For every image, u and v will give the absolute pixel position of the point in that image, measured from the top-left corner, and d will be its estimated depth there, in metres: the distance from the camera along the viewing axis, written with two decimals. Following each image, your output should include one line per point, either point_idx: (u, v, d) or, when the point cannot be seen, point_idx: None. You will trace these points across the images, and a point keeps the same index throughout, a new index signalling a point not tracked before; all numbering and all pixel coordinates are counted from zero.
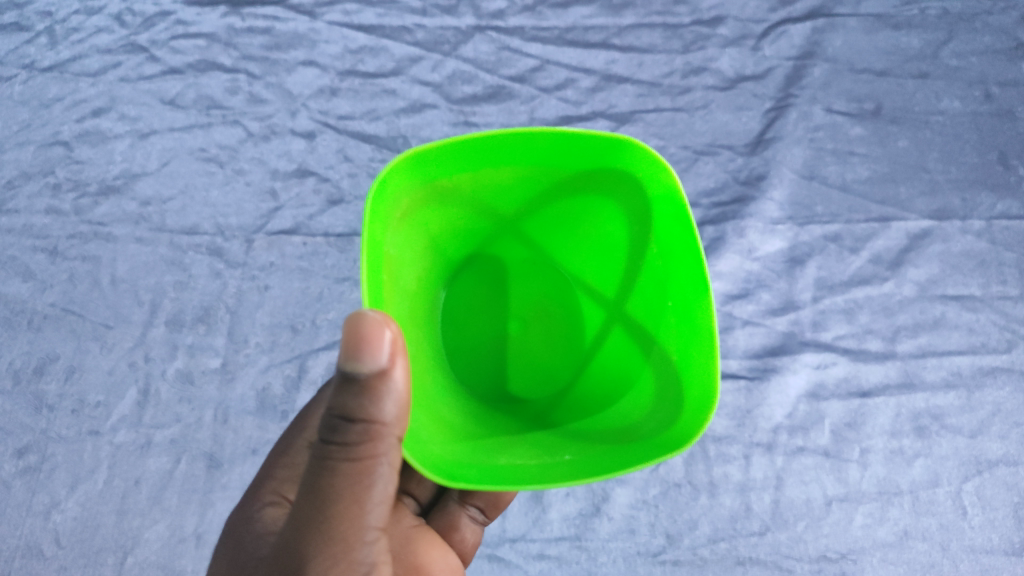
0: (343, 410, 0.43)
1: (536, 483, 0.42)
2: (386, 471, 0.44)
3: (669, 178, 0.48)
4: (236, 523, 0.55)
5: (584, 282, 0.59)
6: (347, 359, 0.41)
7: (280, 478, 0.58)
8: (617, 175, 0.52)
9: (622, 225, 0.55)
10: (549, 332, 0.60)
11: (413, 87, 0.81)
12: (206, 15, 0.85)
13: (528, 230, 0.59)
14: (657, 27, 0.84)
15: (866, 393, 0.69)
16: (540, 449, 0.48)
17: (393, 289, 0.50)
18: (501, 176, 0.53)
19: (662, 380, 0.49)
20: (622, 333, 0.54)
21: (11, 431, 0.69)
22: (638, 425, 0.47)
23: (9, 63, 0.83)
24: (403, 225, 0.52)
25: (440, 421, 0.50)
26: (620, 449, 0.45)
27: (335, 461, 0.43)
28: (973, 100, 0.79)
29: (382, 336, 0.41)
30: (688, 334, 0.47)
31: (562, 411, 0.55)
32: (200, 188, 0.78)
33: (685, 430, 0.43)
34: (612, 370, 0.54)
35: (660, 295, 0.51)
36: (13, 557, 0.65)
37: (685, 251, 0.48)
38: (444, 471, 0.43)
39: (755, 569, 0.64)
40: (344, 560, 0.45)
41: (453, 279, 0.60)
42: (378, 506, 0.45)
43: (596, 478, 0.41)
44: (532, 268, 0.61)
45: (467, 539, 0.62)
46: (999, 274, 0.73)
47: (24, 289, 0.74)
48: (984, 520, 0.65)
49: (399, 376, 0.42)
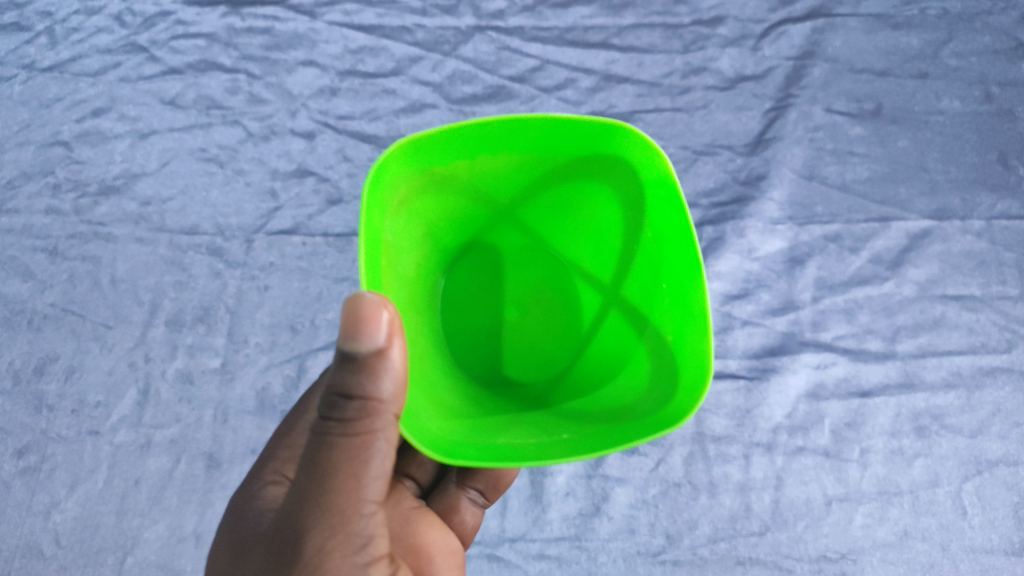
0: (342, 388, 0.43)
1: (532, 460, 0.42)
2: (384, 447, 0.44)
3: (662, 162, 0.48)
4: (238, 501, 0.55)
5: (581, 267, 0.59)
6: (346, 338, 0.41)
7: (282, 459, 0.58)
8: (611, 161, 0.52)
9: (617, 210, 0.55)
10: (547, 318, 0.60)
11: (412, 87, 0.81)
12: (206, 15, 0.85)
13: (524, 217, 0.59)
14: (657, 27, 0.84)
15: (866, 393, 0.69)
16: (537, 429, 0.48)
17: (391, 275, 0.50)
18: (496, 163, 0.53)
19: (658, 360, 0.49)
20: (619, 316, 0.54)
21: (11, 431, 0.69)
22: (634, 404, 0.47)
23: (9, 63, 0.83)
24: (400, 212, 0.52)
25: (438, 403, 0.50)
26: (615, 428, 0.45)
27: (333, 436, 0.43)
28: (973, 100, 0.79)
29: (379, 316, 0.41)
30: (683, 314, 0.47)
31: (559, 393, 0.55)
32: (200, 188, 0.78)
33: (680, 408, 0.43)
34: (608, 353, 0.54)
35: (656, 277, 0.51)
36: (12, 557, 0.65)
37: (679, 233, 0.48)
38: (442, 449, 0.43)
39: (755, 569, 0.64)
40: (342, 532, 0.44)
41: (451, 267, 0.60)
42: (376, 480, 0.45)
43: (593, 455, 0.41)
44: (530, 255, 0.61)
45: (467, 522, 0.62)
46: (999, 274, 0.73)
47: (24, 289, 0.74)
48: (984, 520, 0.65)
49: (397, 355, 0.42)
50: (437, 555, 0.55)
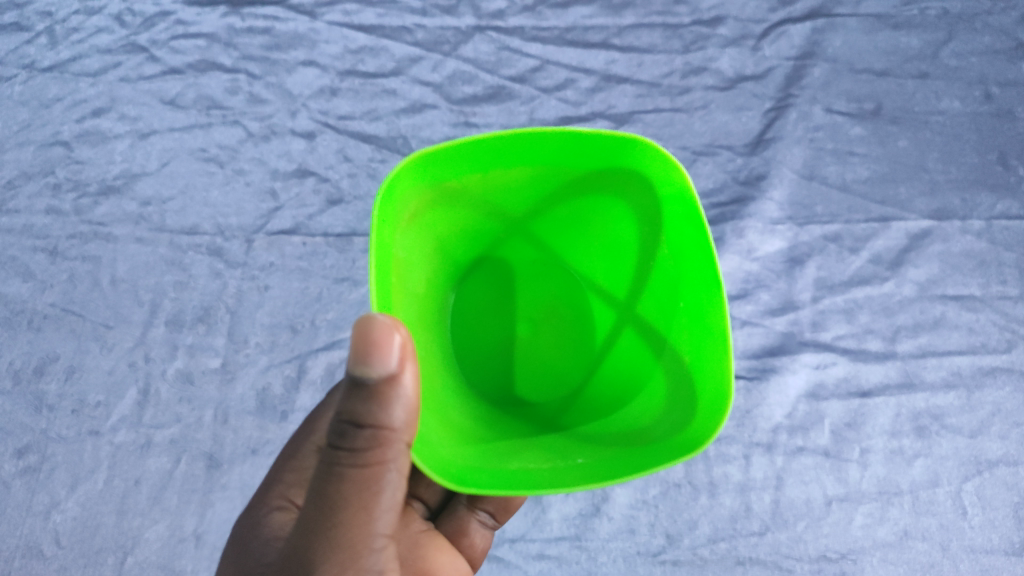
0: (352, 415, 0.43)
1: (548, 488, 0.42)
2: (395, 478, 0.43)
3: (682, 177, 0.48)
4: (243, 529, 0.55)
5: (596, 283, 0.59)
6: (356, 363, 0.41)
7: (287, 482, 0.57)
8: (627, 174, 0.52)
9: (633, 223, 0.54)
10: (558, 334, 0.60)
11: (413, 87, 0.81)
12: (206, 15, 0.85)
13: (536, 230, 0.59)
14: (657, 27, 0.84)
15: (866, 393, 0.69)
16: (552, 453, 0.48)
17: (401, 292, 0.50)
18: (508, 177, 0.53)
19: (675, 382, 0.49)
20: (634, 334, 0.55)
21: (11, 431, 0.69)
22: (651, 428, 0.47)
23: (9, 63, 0.83)
24: (410, 227, 0.52)
25: (450, 425, 0.50)
26: (633, 452, 0.45)
27: (343, 467, 0.43)
28: (972, 100, 0.79)
29: (390, 340, 0.40)
30: (702, 334, 0.47)
31: (574, 414, 0.55)
32: (200, 189, 0.78)
33: (699, 434, 0.43)
34: (624, 372, 0.54)
35: (674, 295, 0.51)
36: (13, 557, 0.65)
37: (698, 250, 0.48)
38: (455, 476, 0.42)
39: (755, 569, 0.64)
40: (351, 569, 0.43)
41: (461, 281, 0.60)
42: (387, 513, 0.44)
43: (610, 482, 0.41)
44: (542, 268, 0.61)
45: (477, 545, 0.61)
46: (999, 274, 0.73)
47: (24, 289, 0.74)
48: (984, 520, 0.65)
49: (409, 380, 0.41)
50: None
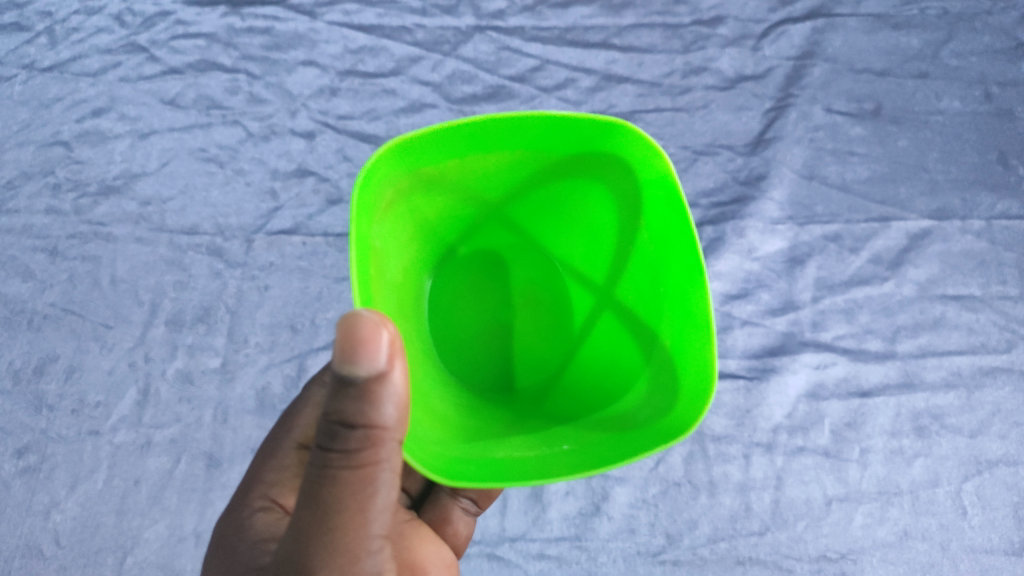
0: (342, 416, 0.41)
1: (532, 477, 0.42)
2: (389, 477, 0.43)
3: (662, 162, 0.48)
4: (226, 531, 0.54)
5: (573, 266, 0.59)
6: (342, 361, 0.40)
7: (269, 481, 0.57)
8: (607, 159, 0.52)
9: (611, 208, 0.55)
10: (538, 320, 0.60)
11: (412, 87, 0.81)
12: (206, 15, 0.85)
13: (513, 214, 0.59)
14: (657, 27, 0.84)
15: (866, 393, 0.69)
16: (535, 441, 0.48)
17: (380, 282, 0.49)
18: (487, 163, 0.53)
19: (656, 366, 0.49)
20: (613, 319, 0.55)
21: (11, 431, 0.69)
22: (634, 413, 0.47)
23: (9, 63, 0.83)
24: (388, 215, 0.51)
25: (432, 414, 0.49)
26: (615, 437, 0.45)
27: (336, 470, 0.41)
28: (972, 100, 0.79)
29: (379, 337, 0.39)
30: (682, 319, 0.47)
31: (554, 400, 0.55)
32: (200, 188, 0.78)
33: (682, 419, 0.43)
34: (604, 358, 0.55)
35: (654, 280, 0.51)
36: (13, 557, 0.65)
37: (680, 236, 0.48)
38: (440, 468, 0.42)
39: (755, 569, 0.64)
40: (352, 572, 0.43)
41: (437, 268, 0.59)
42: (383, 514, 0.44)
43: (593, 469, 0.42)
44: (520, 252, 0.60)
45: (460, 532, 0.61)
46: (999, 274, 0.73)
47: (23, 289, 0.74)
48: (984, 520, 0.65)
49: (399, 377, 0.40)
50: (431, 570, 0.55)
